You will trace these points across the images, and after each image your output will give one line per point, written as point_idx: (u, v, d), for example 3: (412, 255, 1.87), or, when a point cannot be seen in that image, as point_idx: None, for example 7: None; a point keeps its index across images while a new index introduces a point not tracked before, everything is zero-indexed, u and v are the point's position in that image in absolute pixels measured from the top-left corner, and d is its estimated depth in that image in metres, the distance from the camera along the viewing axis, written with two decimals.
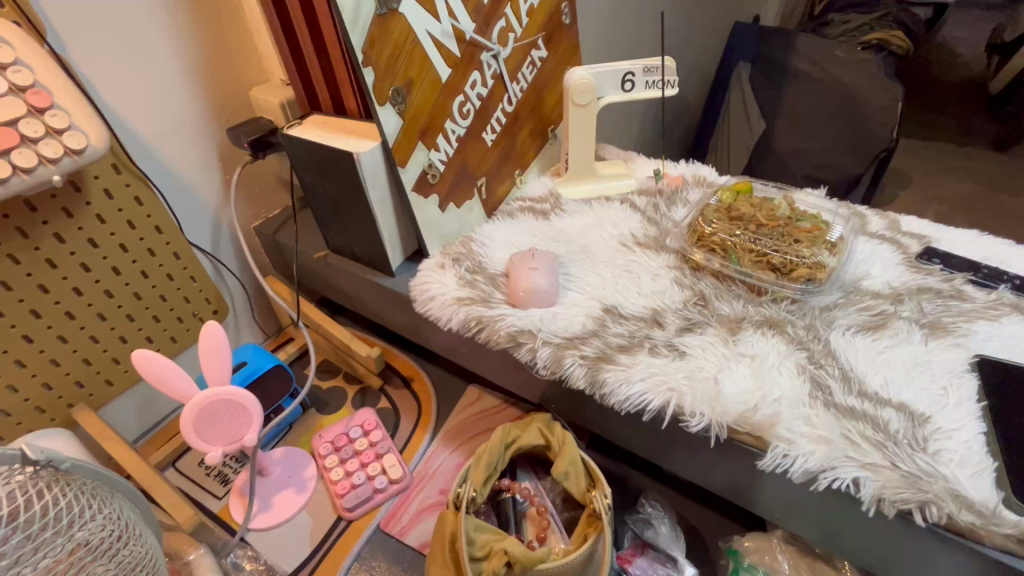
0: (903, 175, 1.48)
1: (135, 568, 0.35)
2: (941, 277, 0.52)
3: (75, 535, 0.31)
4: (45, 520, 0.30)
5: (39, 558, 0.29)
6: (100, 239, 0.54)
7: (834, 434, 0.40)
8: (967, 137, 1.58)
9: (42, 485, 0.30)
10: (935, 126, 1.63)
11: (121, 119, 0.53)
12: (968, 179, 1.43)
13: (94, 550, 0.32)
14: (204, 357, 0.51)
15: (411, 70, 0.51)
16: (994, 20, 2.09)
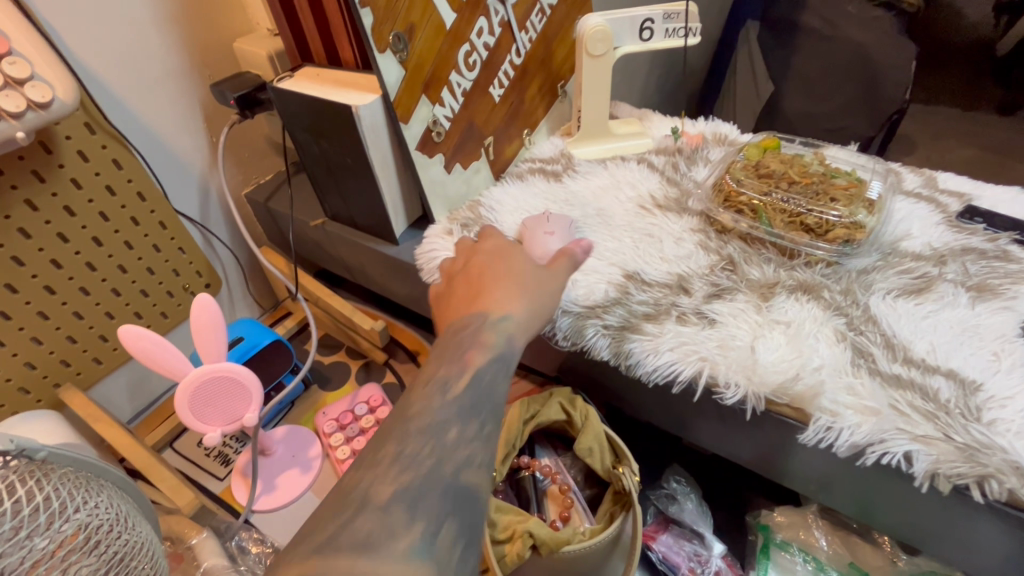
0: (907, 140, 1.44)
1: (130, 564, 0.32)
2: (985, 237, 0.49)
3: (59, 532, 0.28)
4: (20, 517, 0.26)
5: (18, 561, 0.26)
6: (77, 206, 0.49)
7: (883, 404, 0.37)
8: (975, 99, 1.53)
9: (15, 479, 0.28)
10: (942, 89, 1.58)
11: (92, 72, 0.48)
12: (972, 144, 1.39)
13: (81, 547, 0.29)
14: (196, 334, 0.47)
15: (413, 14, 0.46)
16: None
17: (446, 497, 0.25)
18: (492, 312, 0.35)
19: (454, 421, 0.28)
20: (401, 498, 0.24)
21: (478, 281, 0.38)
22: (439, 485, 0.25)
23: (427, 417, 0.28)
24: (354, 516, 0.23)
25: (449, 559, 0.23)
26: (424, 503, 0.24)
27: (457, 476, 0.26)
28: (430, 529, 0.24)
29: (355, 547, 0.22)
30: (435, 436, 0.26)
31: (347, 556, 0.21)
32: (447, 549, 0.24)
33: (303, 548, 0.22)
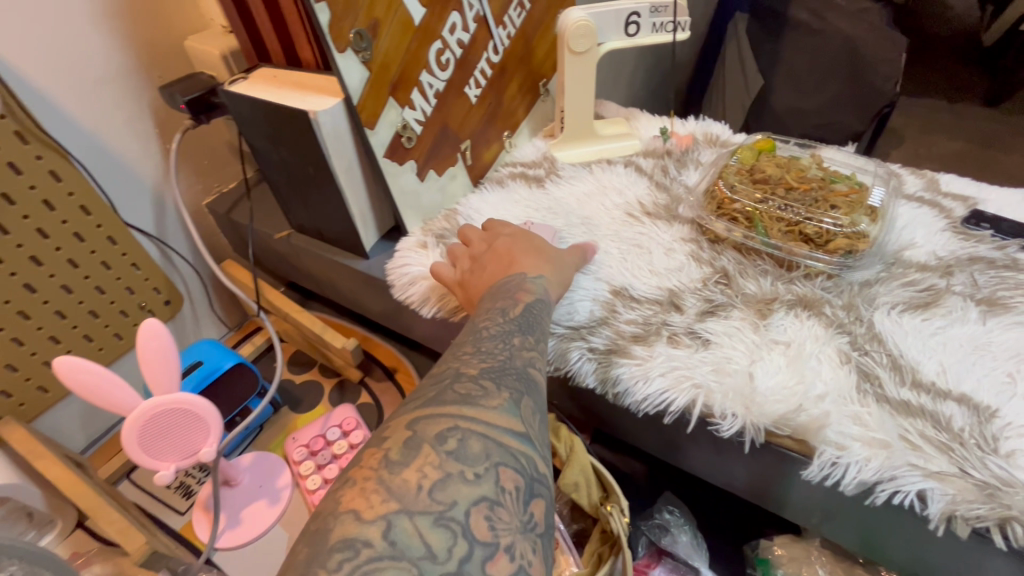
0: (895, 133, 1.42)
1: None
2: (993, 245, 0.46)
3: None
4: None
5: None
6: (10, 224, 0.45)
7: (891, 436, 0.34)
8: (961, 90, 1.52)
9: None
10: (932, 81, 1.57)
11: (21, 76, 0.43)
12: (959, 136, 1.37)
13: None
14: (144, 363, 0.43)
15: (377, 8, 0.42)
16: None
17: (520, 377, 0.29)
18: (529, 271, 0.39)
19: (516, 332, 0.32)
20: (488, 372, 0.28)
21: (510, 252, 0.41)
22: (513, 370, 0.29)
23: (492, 331, 0.32)
24: (452, 383, 0.27)
25: (533, 420, 0.27)
26: (505, 378, 0.28)
27: (525, 366, 0.30)
28: (514, 396, 0.28)
29: (459, 397, 0.26)
30: (504, 341, 0.31)
31: (453, 402, 0.26)
32: (529, 412, 0.27)
33: (414, 404, 0.27)
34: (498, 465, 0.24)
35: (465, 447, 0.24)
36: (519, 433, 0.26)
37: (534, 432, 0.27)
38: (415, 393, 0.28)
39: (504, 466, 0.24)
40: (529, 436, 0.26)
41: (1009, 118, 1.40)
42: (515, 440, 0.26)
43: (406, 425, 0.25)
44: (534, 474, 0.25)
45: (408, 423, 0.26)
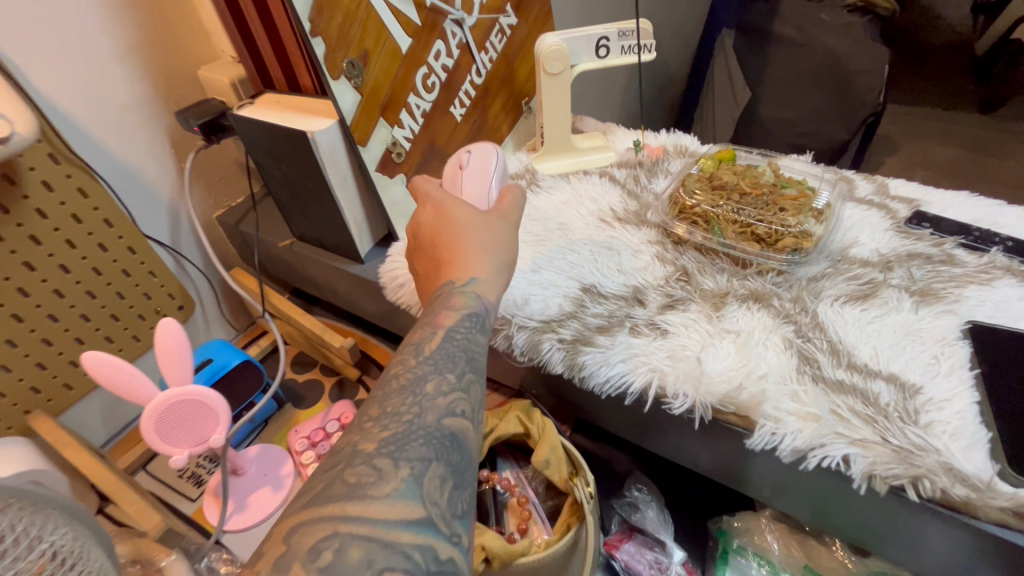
0: (890, 141, 1.47)
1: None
2: (931, 242, 0.50)
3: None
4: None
5: None
6: (43, 235, 0.50)
7: (823, 412, 0.38)
8: (954, 97, 1.56)
9: None
10: (923, 92, 1.62)
11: (55, 104, 0.49)
12: (954, 143, 1.41)
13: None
14: (161, 358, 0.48)
15: (367, 40, 0.47)
16: None
17: (431, 441, 0.28)
18: (457, 279, 0.38)
19: (430, 375, 0.31)
20: (386, 447, 0.27)
21: (435, 249, 0.40)
22: (418, 436, 0.28)
23: (405, 378, 0.31)
24: (345, 469, 0.27)
25: (437, 497, 0.27)
26: (409, 449, 0.28)
27: (439, 423, 0.29)
28: (415, 471, 0.27)
29: (346, 489, 0.26)
30: (414, 392, 0.30)
31: (338, 499, 0.25)
32: (434, 486, 0.27)
33: (301, 500, 0.26)
34: (382, 571, 0.24)
35: (342, 557, 0.23)
36: (416, 520, 0.25)
37: (438, 509, 0.27)
38: (309, 481, 0.27)
39: (390, 571, 0.24)
40: (426, 522, 0.25)
41: (1000, 125, 1.45)
42: (406, 533, 0.25)
43: (283, 538, 0.25)
44: (431, 567, 0.25)
45: (287, 533, 0.25)
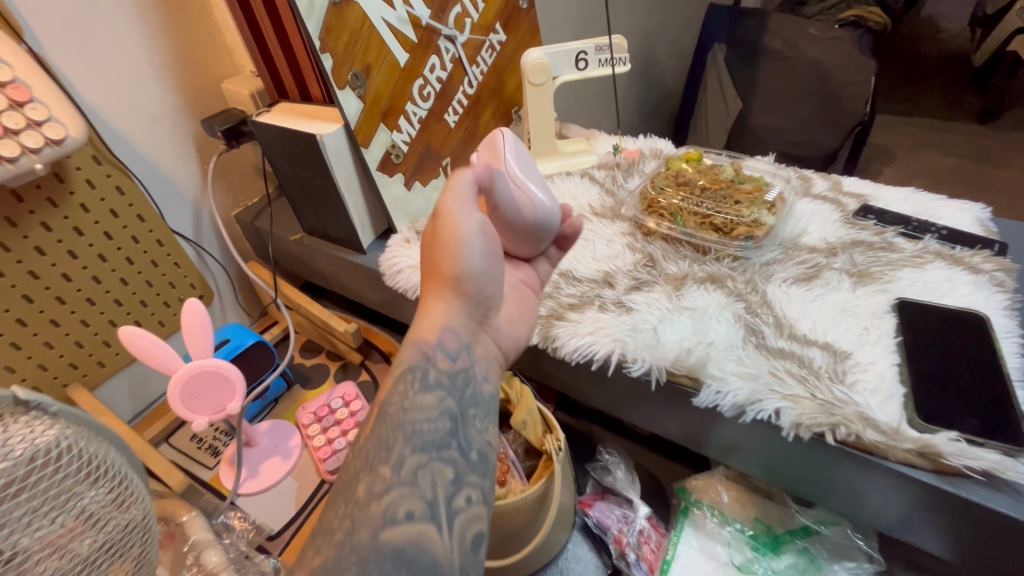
0: (889, 152, 1.52)
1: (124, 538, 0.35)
2: (874, 231, 0.55)
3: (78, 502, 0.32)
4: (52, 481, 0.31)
5: (44, 522, 0.30)
6: (85, 227, 0.57)
7: (761, 373, 0.43)
8: (954, 108, 1.63)
9: (62, 449, 0.32)
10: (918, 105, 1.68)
11: (98, 112, 0.56)
12: (953, 154, 1.47)
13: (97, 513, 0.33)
14: (187, 334, 0.55)
15: (369, 56, 0.54)
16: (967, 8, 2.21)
17: (370, 568, 0.26)
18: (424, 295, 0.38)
19: (364, 476, 0.29)
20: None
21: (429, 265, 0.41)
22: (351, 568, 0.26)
23: (344, 484, 0.30)
24: None
25: None
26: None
27: (376, 541, 0.27)
28: None
29: None
30: (347, 507, 0.28)
31: None
32: None
33: None
34: None
35: None
36: None
37: None
38: None
39: None
40: None
41: (994, 133, 1.51)
42: None
43: None
44: None
45: None
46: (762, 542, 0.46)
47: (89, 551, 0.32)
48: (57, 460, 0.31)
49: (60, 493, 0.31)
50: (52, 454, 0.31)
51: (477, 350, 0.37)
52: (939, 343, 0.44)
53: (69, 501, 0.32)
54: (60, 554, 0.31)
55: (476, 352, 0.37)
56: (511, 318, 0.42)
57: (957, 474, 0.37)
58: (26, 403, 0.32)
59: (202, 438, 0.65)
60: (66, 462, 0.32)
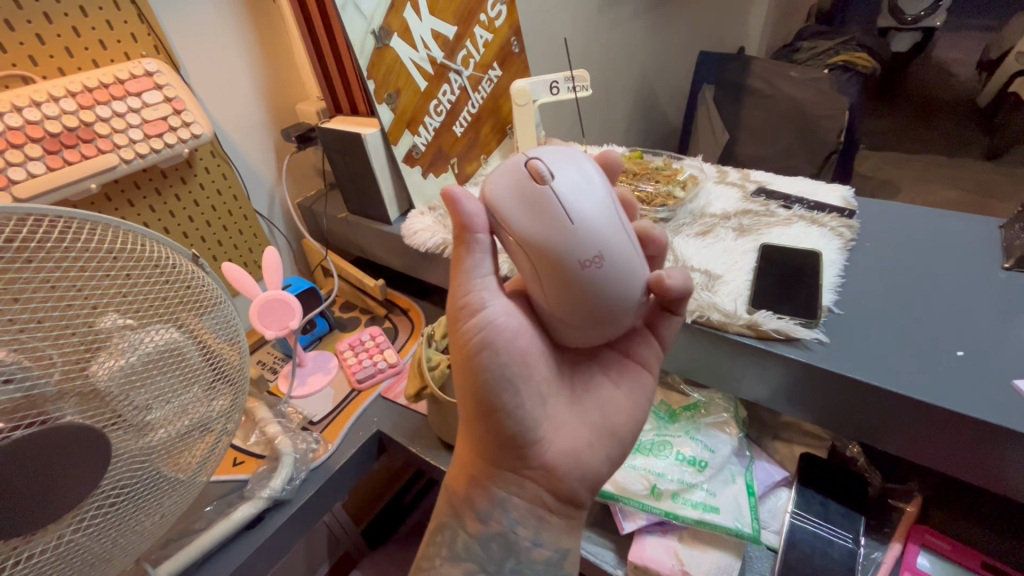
0: (890, 187, 1.65)
1: (203, 426, 0.53)
2: (761, 204, 0.75)
3: (174, 400, 0.49)
4: (152, 384, 0.47)
5: (153, 410, 0.47)
6: (200, 200, 0.81)
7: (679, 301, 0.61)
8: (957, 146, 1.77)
9: (158, 364, 0.48)
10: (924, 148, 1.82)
11: (216, 122, 0.82)
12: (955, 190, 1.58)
13: (182, 411, 0.51)
14: (267, 271, 0.78)
15: (399, 83, 0.79)
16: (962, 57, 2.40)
17: None
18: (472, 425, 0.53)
19: None
20: None
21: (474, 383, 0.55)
22: None
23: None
24: None
25: None
26: None
27: None
28: None
29: None
30: None
31: None
32: None
33: None
34: None
35: None
36: None
37: None
38: None
39: None
40: None
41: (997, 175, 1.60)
42: None
43: None
44: None
45: None
46: (662, 413, 0.64)
47: (175, 432, 0.50)
48: (172, 358, 0.49)
49: (166, 386, 0.48)
50: (165, 353, 0.48)
51: (512, 507, 0.53)
52: (781, 267, 0.63)
53: (171, 393, 0.49)
54: (161, 424, 0.48)
55: (509, 510, 0.53)
56: (573, 445, 0.53)
57: (770, 337, 0.55)
58: (162, 317, 0.49)
59: (264, 361, 0.86)
60: (176, 362, 0.49)
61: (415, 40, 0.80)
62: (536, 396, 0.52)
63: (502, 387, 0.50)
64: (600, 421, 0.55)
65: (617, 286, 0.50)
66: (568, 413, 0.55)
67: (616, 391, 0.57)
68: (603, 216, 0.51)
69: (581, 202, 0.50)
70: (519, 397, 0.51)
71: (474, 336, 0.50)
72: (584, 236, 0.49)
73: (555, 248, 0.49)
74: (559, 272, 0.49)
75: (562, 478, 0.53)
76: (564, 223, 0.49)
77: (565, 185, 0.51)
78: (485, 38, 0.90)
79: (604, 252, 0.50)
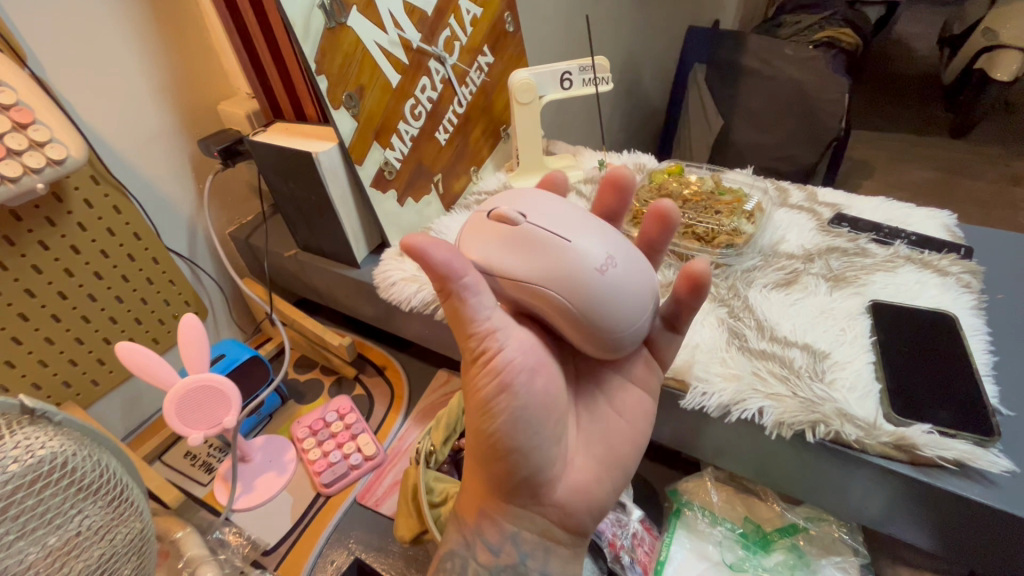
0: (867, 165, 1.63)
1: (112, 561, 0.36)
2: (848, 238, 0.58)
3: (65, 527, 0.33)
4: (27, 516, 0.31)
5: (28, 550, 0.31)
6: (82, 245, 0.57)
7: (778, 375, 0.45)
8: (930, 125, 1.75)
9: (37, 484, 0.32)
10: (899, 122, 1.80)
11: (96, 133, 0.57)
12: (929, 167, 1.57)
13: (83, 538, 0.34)
14: (185, 348, 0.55)
15: (362, 78, 0.57)
16: (930, 33, 2.35)
17: None
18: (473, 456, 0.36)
19: None
20: None
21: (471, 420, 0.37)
22: None
23: None
24: None
25: None
26: None
27: None
28: None
29: None
30: None
31: None
32: None
33: None
34: None
35: None
36: None
37: None
38: None
39: None
40: None
41: (969, 148, 1.62)
42: None
43: None
44: None
45: None
46: (752, 540, 0.48)
47: (83, 568, 0.34)
48: (57, 473, 0.33)
49: (51, 513, 0.33)
50: (46, 470, 0.33)
51: (524, 539, 0.36)
52: (910, 340, 0.46)
53: (65, 515, 0.33)
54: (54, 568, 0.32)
55: (523, 545, 0.36)
56: (595, 480, 0.37)
57: (931, 465, 0.38)
58: (26, 417, 0.34)
59: (196, 454, 0.65)
60: (66, 475, 0.34)
61: (382, 16, 0.57)
62: (552, 423, 0.35)
63: (520, 428, 0.33)
64: (627, 444, 0.39)
65: (643, 291, 0.38)
66: (582, 437, 0.39)
67: (640, 398, 0.41)
68: (599, 230, 0.39)
69: (568, 219, 0.38)
70: (542, 433, 0.34)
71: (484, 363, 0.33)
72: (586, 245, 0.37)
73: (554, 270, 0.36)
74: (579, 297, 0.36)
75: (577, 521, 0.37)
76: (557, 240, 0.37)
77: (546, 214, 0.38)
78: (473, 13, 0.68)
79: (616, 260, 0.37)
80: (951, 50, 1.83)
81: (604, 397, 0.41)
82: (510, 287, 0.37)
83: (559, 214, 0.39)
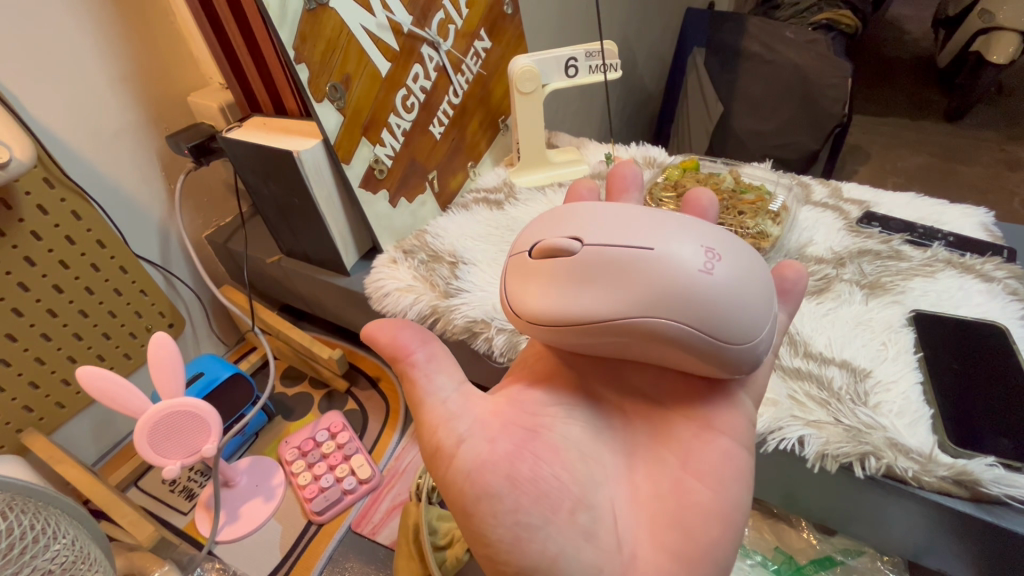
0: (862, 150, 1.58)
1: None
2: (880, 239, 0.54)
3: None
4: None
5: None
6: (37, 256, 0.51)
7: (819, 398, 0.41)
8: (923, 110, 1.71)
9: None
10: (894, 106, 1.75)
11: (48, 131, 0.51)
12: (921, 152, 1.53)
13: None
14: (155, 371, 0.50)
15: (348, 66, 0.51)
16: (922, 15, 2.30)
17: None
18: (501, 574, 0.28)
19: None
20: None
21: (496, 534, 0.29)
22: None
23: None
24: None
25: None
26: None
27: None
28: None
29: None
30: None
31: None
32: None
33: None
34: None
35: None
36: None
37: None
38: None
39: None
40: None
41: (963, 132, 1.57)
42: None
43: None
44: None
45: None
46: None
47: None
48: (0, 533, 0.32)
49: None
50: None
51: None
52: (959, 357, 0.42)
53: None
54: None
55: None
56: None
57: (993, 501, 0.35)
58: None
59: (176, 480, 0.60)
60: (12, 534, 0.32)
61: None
62: (572, 513, 0.27)
63: (525, 537, 0.26)
64: (710, 521, 0.29)
65: (754, 276, 0.32)
66: (642, 516, 0.30)
67: (724, 450, 0.32)
68: (681, 227, 0.32)
69: (642, 226, 0.32)
70: (556, 531, 0.26)
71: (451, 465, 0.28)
72: (675, 254, 0.30)
73: (646, 295, 0.29)
74: (693, 309, 0.29)
75: None
76: (640, 256, 0.30)
77: (617, 229, 0.31)
78: None
79: (717, 254, 0.31)
80: (946, 32, 1.78)
81: (666, 456, 0.33)
82: (595, 333, 0.31)
83: (629, 222, 0.32)
